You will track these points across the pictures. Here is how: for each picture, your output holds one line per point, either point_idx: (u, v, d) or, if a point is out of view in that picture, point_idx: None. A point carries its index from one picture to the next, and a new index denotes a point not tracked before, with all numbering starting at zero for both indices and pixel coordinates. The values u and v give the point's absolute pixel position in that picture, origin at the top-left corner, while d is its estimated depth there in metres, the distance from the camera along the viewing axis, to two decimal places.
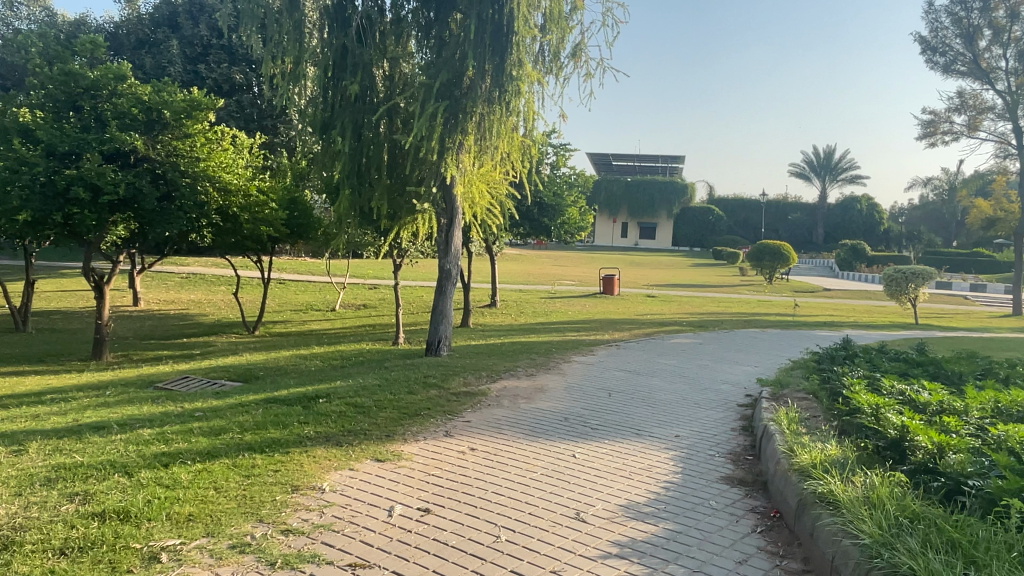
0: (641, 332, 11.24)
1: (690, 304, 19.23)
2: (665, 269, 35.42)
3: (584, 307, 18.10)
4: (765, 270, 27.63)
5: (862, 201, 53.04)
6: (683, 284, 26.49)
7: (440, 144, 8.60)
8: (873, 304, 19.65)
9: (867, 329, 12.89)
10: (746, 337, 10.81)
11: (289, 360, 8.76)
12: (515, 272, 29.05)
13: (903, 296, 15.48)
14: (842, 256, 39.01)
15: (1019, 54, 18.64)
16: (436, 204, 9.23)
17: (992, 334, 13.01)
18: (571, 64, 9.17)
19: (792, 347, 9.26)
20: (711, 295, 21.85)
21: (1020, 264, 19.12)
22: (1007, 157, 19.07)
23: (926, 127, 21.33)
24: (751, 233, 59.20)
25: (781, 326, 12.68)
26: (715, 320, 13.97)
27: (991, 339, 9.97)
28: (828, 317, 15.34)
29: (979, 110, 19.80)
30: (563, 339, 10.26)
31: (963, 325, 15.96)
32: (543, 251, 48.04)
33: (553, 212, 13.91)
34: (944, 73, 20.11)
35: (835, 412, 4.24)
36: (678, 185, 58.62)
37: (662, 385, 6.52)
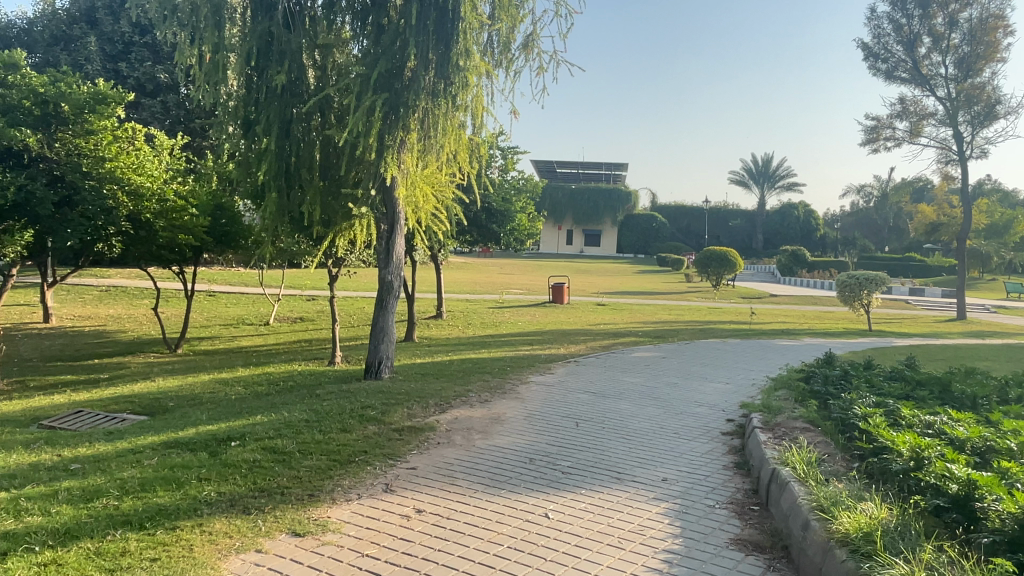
0: (599, 346, 10.53)
1: (642, 312, 18.74)
2: (612, 277, 35.07)
3: (534, 317, 17.37)
4: (711, 277, 27.48)
5: (800, 207, 54.19)
6: (632, 291, 26.12)
7: (379, 141, 7.71)
8: (822, 310, 19.57)
9: (825, 338, 12.54)
10: (709, 350, 10.20)
11: (207, 386, 7.69)
12: (461, 281, 28.17)
13: (856, 302, 15.26)
14: (783, 262, 39.47)
15: (958, 61, 18.90)
16: (376, 209, 8.32)
17: (948, 341, 12.83)
18: (522, 57, 8.42)
19: (759, 362, 8.70)
20: (661, 303, 21.46)
21: (961, 270, 19.30)
22: (948, 162, 19.31)
23: (869, 133, 21.47)
24: (693, 240, 59.83)
25: (740, 336, 12.19)
26: (672, 330, 13.42)
27: (957, 349, 9.66)
28: (783, 325, 15.03)
29: (920, 116, 20.05)
30: (518, 355, 9.46)
31: (913, 330, 15.92)
32: (489, 259, 47.20)
33: (503, 219, 13.12)
34: (886, 80, 20.28)
35: (857, 454, 3.53)
36: (622, 193, 58.77)
37: (633, 409, 5.78)
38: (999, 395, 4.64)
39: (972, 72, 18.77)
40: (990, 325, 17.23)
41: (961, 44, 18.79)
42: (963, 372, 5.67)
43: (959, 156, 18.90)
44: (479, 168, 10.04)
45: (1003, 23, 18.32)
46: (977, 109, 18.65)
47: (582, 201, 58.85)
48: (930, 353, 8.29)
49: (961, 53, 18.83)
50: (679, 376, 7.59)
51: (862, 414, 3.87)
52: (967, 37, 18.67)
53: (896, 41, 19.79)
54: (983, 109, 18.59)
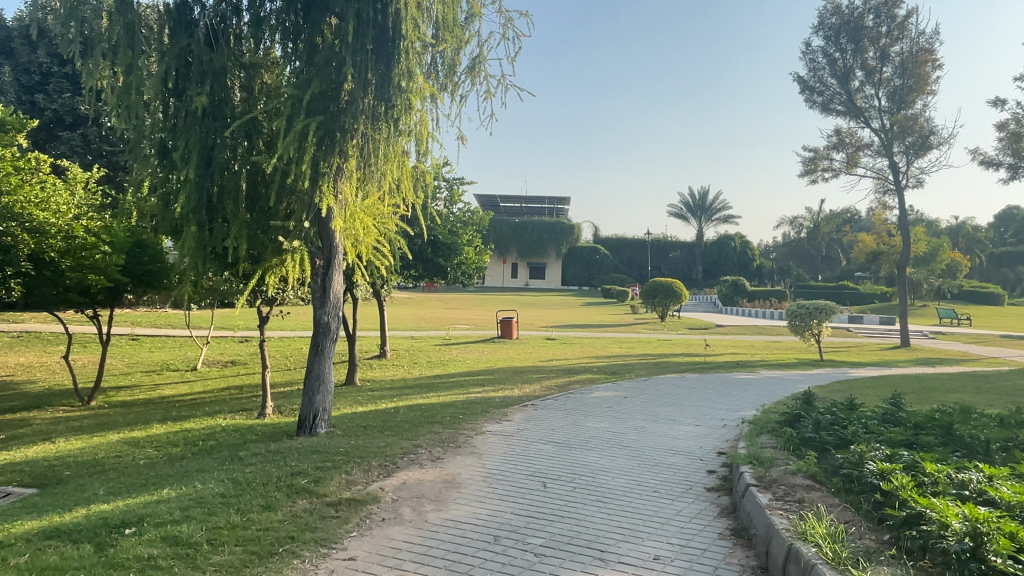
0: (555, 386, 9.90)
1: (593, 346, 18.27)
2: (558, 310, 34.67)
3: (482, 355, 16.67)
4: (657, 308, 27.33)
5: (737, 239, 55.22)
6: (580, 324, 25.72)
7: (313, 168, 6.96)
8: (771, 340, 19.52)
9: (781, 369, 12.26)
10: (671, 386, 9.71)
11: (115, 449, 6.70)
12: (405, 318, 27.27)
13: (807, 332, 15.11)
14: (724, 292, 39.88)
15: (891, 94, 19.44)
16: (310, 242, 7.42)
17: (900, 370, 12.72)
18: (469, 80, 7.90)
19: (724, 400, 8.21)
20: (611, 335, 21.08)
21: (902, 298, 19.54)
22: (885, 192, 19.71)
23: (807, 164, 21.78)
24: (636, 271, 60.37)
25: (697, 370, 11.76)
26: (628, 365, 12.93)
27: (918, 380, 9.42)
28: (736, 357, 14.73)
29: (856, 147, 20.48)
30: (471, 398, 8.74)
31: (862, 358, 15.89)
32: (433, 294, 46.33)
33: (449, 252, 12.47)
34: (823, 112, 20.75)
35: (885, 524, 2.97)
36: (565, 226, 58.98)
37: (604, 462, 5.14)
38: (1008, 433, 4.20)
39: (904, 104, 19.31)
40: (932, 352, 17.38)
41: (893, 78, 19.37)
42: (953, 409, 5.27)
43: (895, 186, 19.30)
44: (424, 198, 9.41)
45: (932, 58, 18.96)
46: (910, 140, 19.14)
47: (526, 234, 58.75)
48: (899, 387, 7.97)
49: (893, 86, 19.38)
50: (647, 418, 7.02)
51: (878, 469, 3.33)
52: (899, 70, 19.25)
53: (831, 74, 20.30)
54: (916, 140, 19.10)
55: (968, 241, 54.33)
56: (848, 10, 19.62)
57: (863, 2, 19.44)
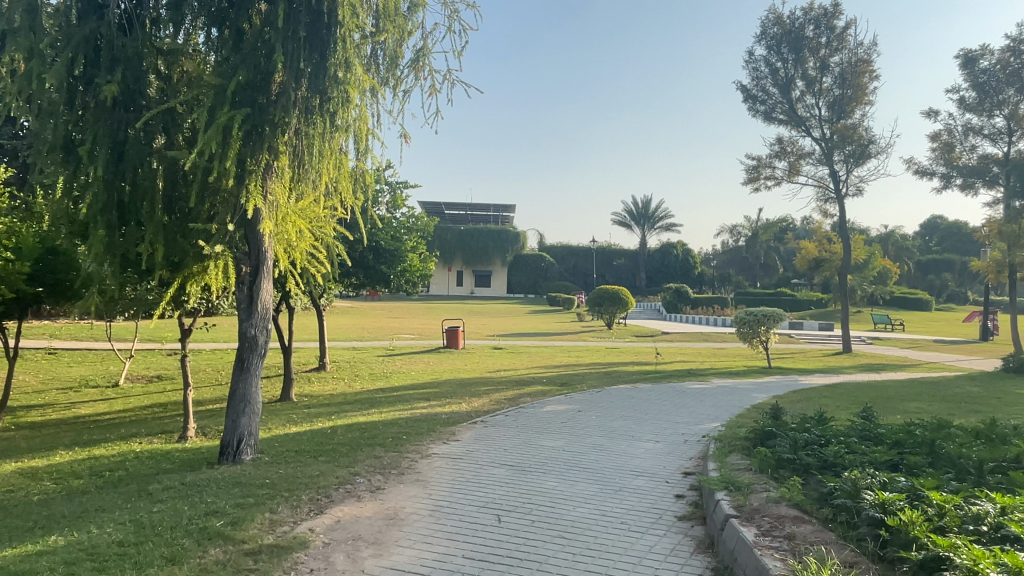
0: (505, 399, 9.39)
1: (541, 355, 17.85)
2: (505, 318, 34.21)
3: (427, 365, 16.03)
4: (604, 316, 27.16)
5: (679, 247, 56.05)
6: (527, 332, 25.33)
7: (239, 166, 6.29)
8: (718, 347, 19.49)
9: (733, 378, 12.07)
10: (625, 397, 9.33)
11: (7, 482, 5.87)
12: (346, 327, 26.35)
13: (754, 339, 14.87)
14: (668, 299, 40.16)
15: (830, 104, 19.76)
16: (234, 248, 6.60)
17: (848, 376, 12.69)
18: (412, 75, 7.38)
19: (682, 413, 7.86)
20: (559, 344, 20.73)
21: (844, 305, 19.77)
22: (825, 200, 19.96)
23: (750, 172, 21.68)
24: (581, 278, 60.51)
25: (649, 379, 11.40)
26: (578, 375, 12.53)
27: (871, 388, 9.28)
28: (685, 365, 14.51)
29: (798, 156, 20.61)
30: (415, 414, 8.15)
31: (808, 364, 15.93)
32: (377, 302, 45.24)
33: (392, 259, 11.84)
34: (765, 120, 20.93)
35: (897, 567, 2.56)
36: (510, 234, 58.67)
37: (563, 488, 4.67)
38: (994, 449, 3.91)
39: (843, 114, 19.64)
40: (874, 358, 17.61)
41: (832, 88, 19.71)
42: (926, 423, 5.00)
43: (836, 194, 19.53)
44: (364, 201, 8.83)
45: (869, 69, 19.36)
46: (849, 149, 19.47)
47: (472, 241, 58.22)
48: (856, 397, 7.76)
49: (833, 96, 19.70)
50: (604, 434, 6.59)
51: (879, 500, 2.94)
52: (838, 80, 19.58)
53: (773, 84, 20.53)
54: (855, 149, 19.43)
55: (897, 249, 56.41)
56: (789, 20, 19.90)
57: (803, 13, 19.72)
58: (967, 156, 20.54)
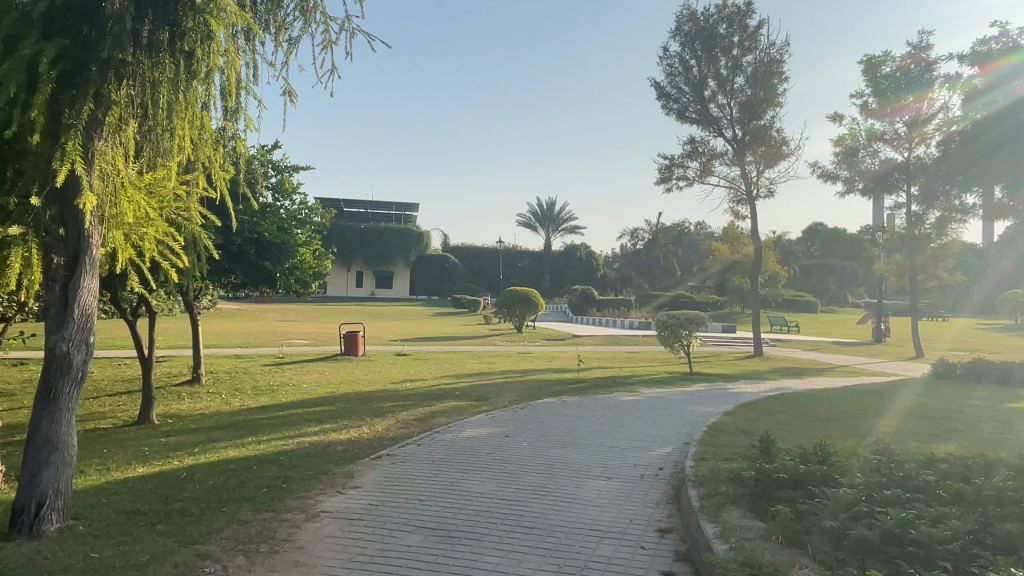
0: (416, 420, 7.94)
1: (449, 363, 16.43)
2: (407, 321, 32.44)
3: (321, 376, 14.26)
4: (512, 318, 26.00)
5: (582, 249, 56.08)
6: (432, 337, 23.79)
7: (50, 120, 4.58)
8: (634, 351, 18.75)
9: (660, 387, 11.14)
10: (555, 413, 8.10)
11: None
12: (231, 332, 23.85)
13: (675, 345, 13.95)
14: (574, 301, 39.62)
15: (742, 104, 19.45)
16: (42, 232, 4.64)
17: (776, 383, 12.07)
18: (301, 18, 5.75)
19: (625, 435, 6.73)
20: (467, 349, 19.36)
21: (757, 308, 19.48)
22: (737, 201, 19.41)
23: (661, 172, 20.64)
24: (485, 280, 59.37)
25: (575, 390, 10.25)
26: (494, 387, 11.20)
27: (818, 400, 8.53)
28: (607, 372, 13.52)
29: (710, 156, 19.90)
30: (303, 445, 6.55)
31: (728, 369, 15.34)
32: (268, 305, 42.08)
33: (279, 254, 10.06)
34: (679, 119, 20.36)
35: None
36: (413, 233, 56.72)
37: (509, 570, 3.34)
38: None
39: (756, 115, 19.34)
40: (788, 361, 17.33)
41: (743, 89, 19.34)
42: (953, 459, 4.04)
43: (748, 196, 19.08)
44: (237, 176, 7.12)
45: (780, 71, 19.16)
46: (762, 150, 19.11)
47: (372, 241, 55.80)
48: (817, 415, 6.89)
49: (746, 96, 19.38)
50: (543, 470, 5.30)
51: None
52: (750, 81, 19.16)
53: (687, 81, 19.98)
54: (767, 150, 19.06)
55: (786, 254, 58.64)
56: (703, 17, 19.43)
57: (716, 11, 19.32)
58: (870, 161, 20.95)
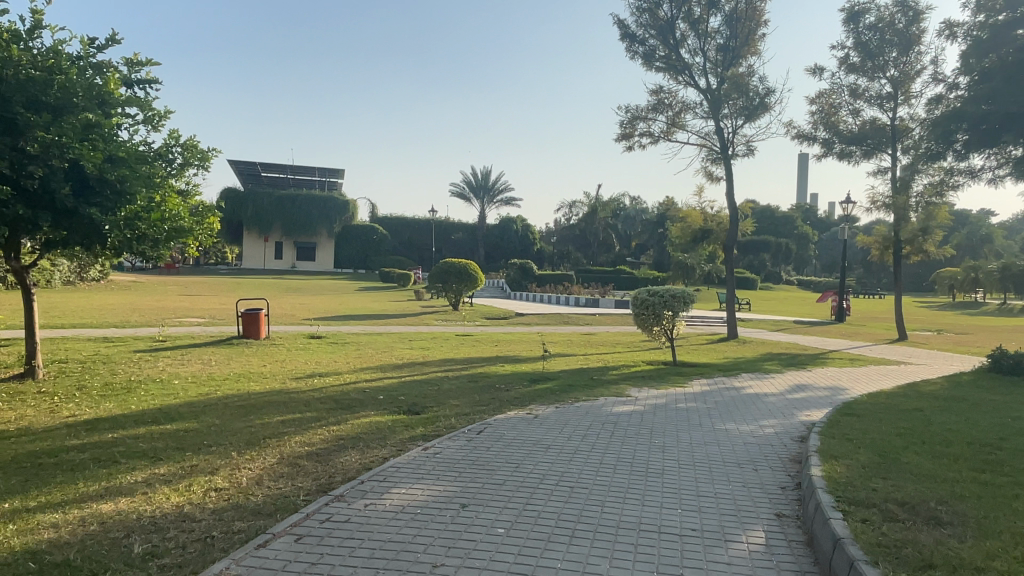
0: (311, 461, 4.92)
1: (374, 348, 13.35)
2: (328, 296, 28.89)
3: (204, 368, 10.96)
4: (448, 293, 22.94)
5: (519, 221, 53.17)
6: (356, 314, 20.51)
7: None
8: (592, 332, 16.14)
9: (652, 384, 8.47)
10: (530, 441, 5.21)
11: None
12: (112, 308, 19.95)
13: (655, 328, 11.28)
14: (512, 276, 36.70)
15: (718, 49, 16.80)
16: None
17: (790, 377, 9.57)
18: None
19: (666, 495, 3.96)
20: (396, 330, 16.27)
21: (730, 284, 17.14)
22: (709, 159, 16.86)
23: (622, 127, 17.83)
24: (416, 252, 55.87)
25: (546, 394, 7.41)
26: (434, 388, 8.26)
27: (902, 407, 6.00)
28: (574, 362, 10.75)
29: (678, 109, 17.28)
30: (80, 538, 3.47)
31: (710, 355, 12.87)
32: (170, 278, 37.48)
33: (113, 201, 6.69)
34: (644, 65, 17.50)
35: None
36: (339, 202, 52.67)
37: None
38: None
39: (734, 61, 16.80)
40: (769, 346, 15.06)
41: (719, 30, 16.74)
42: None
43: (724, 154, 16.55)
44: None
45: (762, 12, 16.50)
46: (739, 103, 16.64)
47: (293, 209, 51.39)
48: (964, 449, 4.31)
49: (722, 40, 16.74)
50: None
51: None
52: (729, 22, 16.57)
53: (655, 20, 16.98)
54: (746, 102, 16.57)
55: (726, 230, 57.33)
56: None
57: None
58: (850, 121, 18.95)
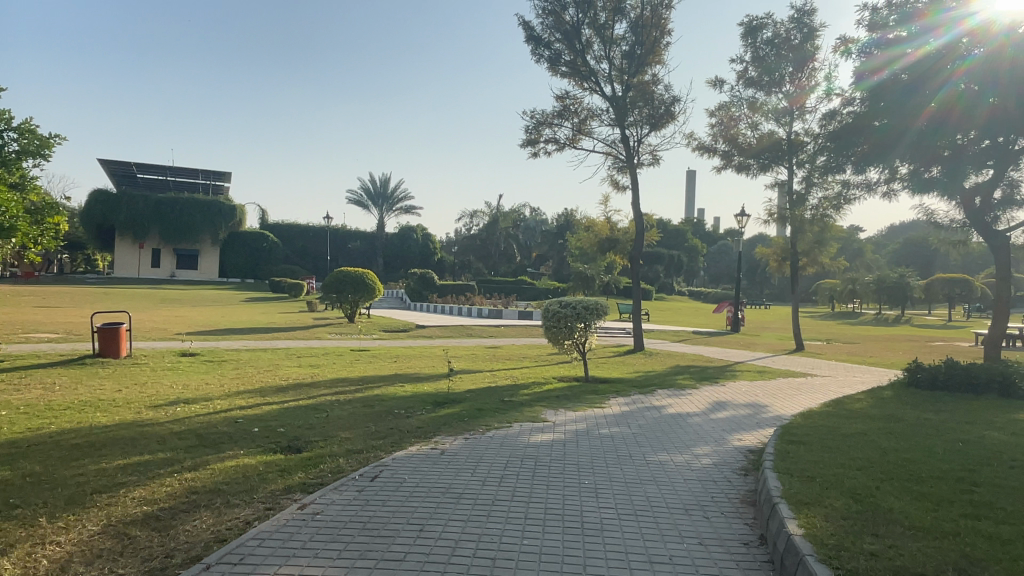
0: (147, 532, 3.73)
1: (256, 367, 11.91)
2: (209, 308, 26.61)
3: (44, 394, 9.26)
4: (342, 304, 21.50)
5: (418, 230, 51.87)
6: (238, 328, 18.74)
7: None
8: (497, 345, 15.30)
9: (568, 404, 7.70)
10: (437, 489, 4.24)
11: None
12: None
13: (566, 342, 10.56)
14: (411, 286, 35.41)
15: (624, 56, 16.49)
16: None
17: (708, 393, 9.08)
18: None
19: (612, 564, 3.13)
20: (282, 345, 14.81)
21: (637, 294, 16.83)
22: (615, 168, 16.48)
23: (528, 132, 17.22)
24: (310, 261, 53.33)
25: (452, 421, 6.45)
26: (322, 416, 7.12)
27: (846, 430, 5.47)
28: (480, 380, 9.83)
29: (584, 116, 16.85)
30: None
31: (620, 369, 12.34)
32: (25, 288, 33.55)
33: None
34: (549, 69, 16.93)
35: None
36: (225, 206, 49.48)
37: None
38: None
39: (640, 68, 16.54)
40: (676, 358, 14.78)
41: (625, 37, 16.40)
42: None
43: (630, 162, 16.22)
44: None
45: (666, 20, 16.32)
46: (645, 111, 16.41)
47: (173, 213, 47.77)
48: (943, 487, 3.73)
49: (627, 47, 16.41)
50: None
51: None
52: (634, 29, 16.26)
53: (560, 23, 16.44)
54: (652, 111, 16.35)
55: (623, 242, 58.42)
56: None
57: None
58: (748, 134, 19.23)
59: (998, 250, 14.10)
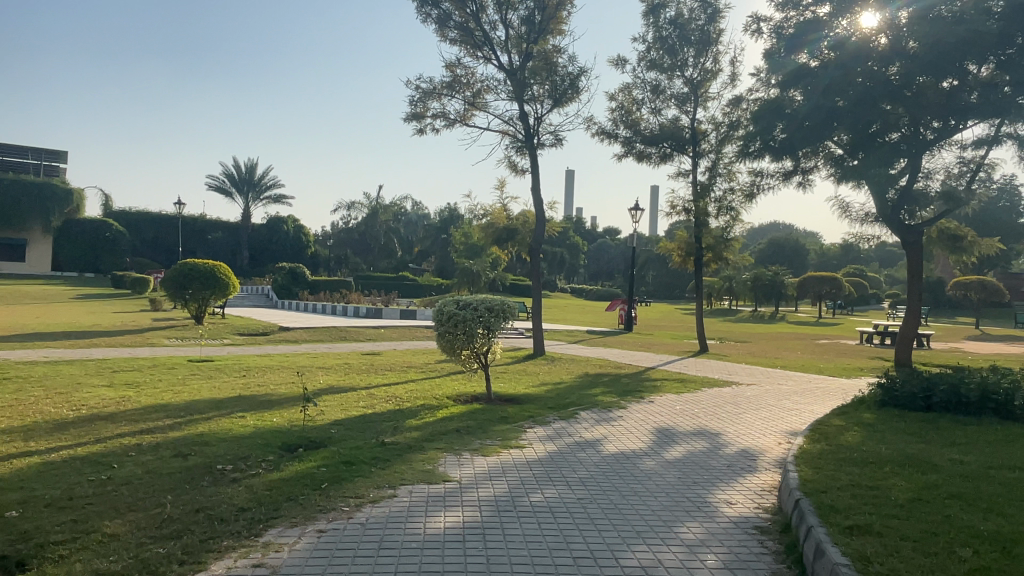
0: None
1: (47, 389, 8.91)
2: (25, 307, 22.17)
3: None
4: (188, 304, 18.17)
5: (290, 221, 47.68)
6: (50, 333, 15.14)
7: None
8: (375, 352, 12.91)
9: (476, 443, 5.62)
10: None
11: None
12: None
13: (463, 352, 8.45)
14: (278, 283, 31.84)
15: (523, 22, 14.53)
16: None
17: (644, 415, 7.30)
18: None
19: None
20: (98, 356, 11.67)
21: (535, 292, 14.99)
22: (512, 148, 14.49)
23: (413, 104, 14.89)
24: (163, 254, 47.78)
25: (304, 489, 4.16)
26: (95, 485, 4.57)
27: (893, 495, 3.72)
28: (352, 403, 7.54)
29: (476, 90, 14.80)
30: None
31: (524, 380, 10.39)
32: None
33: None
34: (437, 32, 14.66)
35: None
36: (59, 190, 43.18)
37: None
38: None
39: (541, 36, 14.65)
40: (581, 364, 13.04)
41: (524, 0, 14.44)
42: None
43: (528, 143, 14.31)
44: None
45: None
46: (546, 85, 14.55)
47: None
48: None
49: (527, 12, 14.47)
50: None
51: None
52: None
53: None
54: (553, 85, 14.52)
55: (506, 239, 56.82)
56: None
57: None
58: (650, 119, 17.89)
59: (910, 246, 13.53)
